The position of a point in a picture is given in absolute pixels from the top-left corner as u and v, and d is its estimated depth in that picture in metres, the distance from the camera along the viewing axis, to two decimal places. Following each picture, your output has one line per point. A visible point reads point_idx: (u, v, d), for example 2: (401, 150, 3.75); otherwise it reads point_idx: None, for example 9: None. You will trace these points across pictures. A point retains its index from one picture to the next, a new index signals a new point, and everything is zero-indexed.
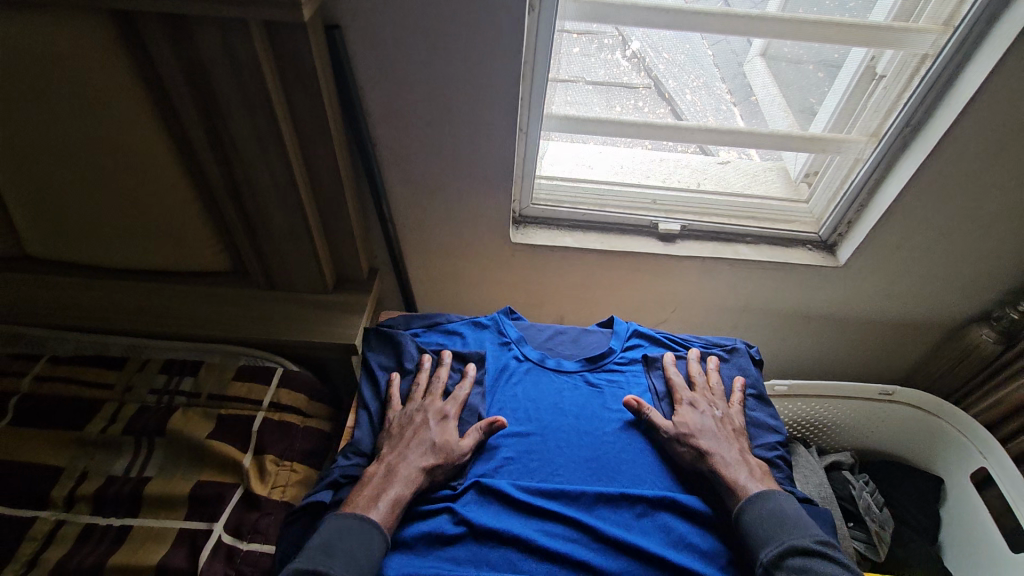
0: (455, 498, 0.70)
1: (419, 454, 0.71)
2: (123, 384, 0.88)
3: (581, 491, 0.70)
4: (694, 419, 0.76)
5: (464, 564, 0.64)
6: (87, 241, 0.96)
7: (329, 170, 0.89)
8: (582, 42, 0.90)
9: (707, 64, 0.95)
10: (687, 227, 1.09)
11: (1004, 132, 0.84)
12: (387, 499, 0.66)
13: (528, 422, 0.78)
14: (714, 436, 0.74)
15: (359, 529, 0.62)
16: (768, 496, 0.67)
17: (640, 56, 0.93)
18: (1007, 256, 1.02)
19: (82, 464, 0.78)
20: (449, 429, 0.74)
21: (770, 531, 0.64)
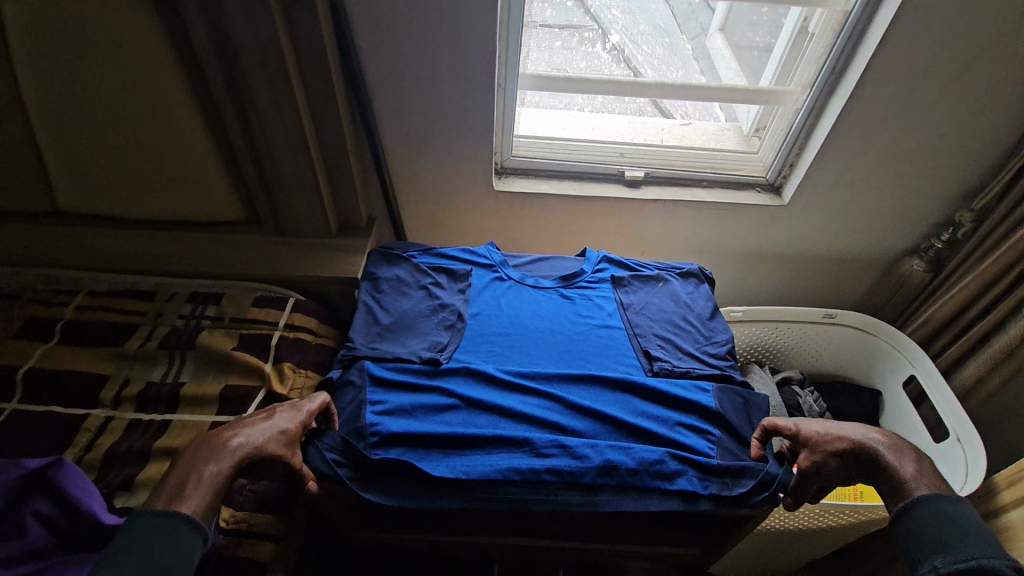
0: (449, 378, 0.83)
1: (257, 440, 0.66)
2: (154, 311, 1.00)
3: (555, 374, 0.84)
4: (816, 433, 0.74)
5: (457, 425, 0.77)
6: (116, 192, 1.07)
7: (333, 122, 1.01)
8: (563, 36, 1.10)
9: (687, 57, 1.15)
10: (651, 173, 1.23)
11: (912, 78, 0.99)
12: (201, 486, 0.60)
13: (510, 325, 0.92)
14: (852, 443, 0.72)
15: (164, 529, 0.56)
16: (944, 492, 0.65)
17: (620, 48, 1.13)
18: (930, 193, 1.17)
19: (125, 372, 0.90)
20: (283, 415, 0.71)
21: (923, 548, 0.62)
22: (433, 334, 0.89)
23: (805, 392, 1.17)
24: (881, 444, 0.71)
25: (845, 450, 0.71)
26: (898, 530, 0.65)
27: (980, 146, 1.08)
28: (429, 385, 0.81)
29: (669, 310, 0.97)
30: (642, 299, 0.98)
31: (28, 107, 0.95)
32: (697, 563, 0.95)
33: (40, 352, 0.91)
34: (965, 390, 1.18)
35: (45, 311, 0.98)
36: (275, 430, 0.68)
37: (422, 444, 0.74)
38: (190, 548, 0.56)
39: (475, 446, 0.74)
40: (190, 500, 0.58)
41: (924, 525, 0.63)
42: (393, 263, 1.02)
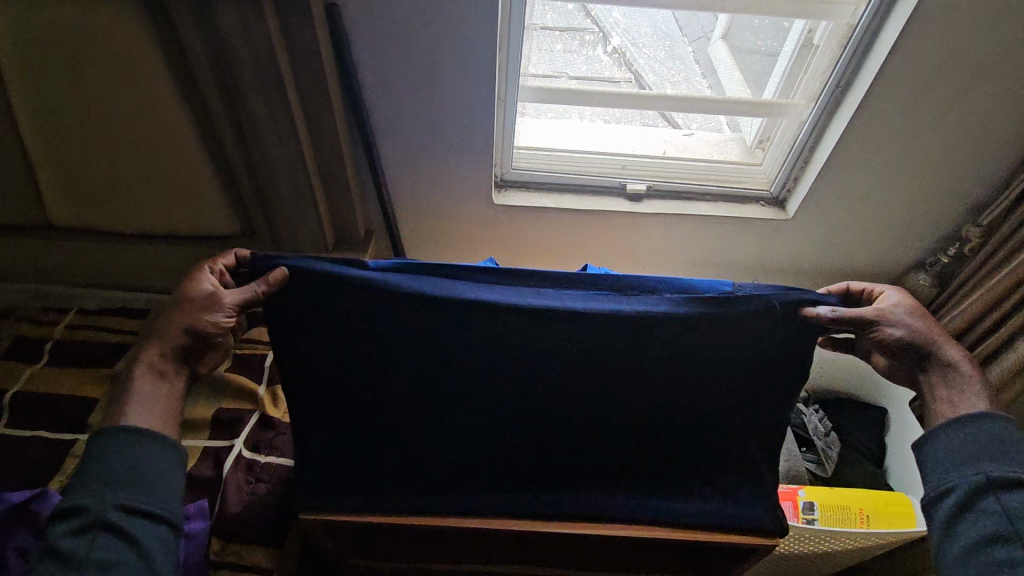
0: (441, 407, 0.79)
1: (169, 340, 0.66)
2: (146, 330, 0.97)
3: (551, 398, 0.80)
4: (894, 313, 0.70)
5: None
6: (109, 207, 1.05)
7: (330, 137, 0.99)
8: (564, 38, 1.07)
9: (689, 61, 1.12)
10: (653, 187, 1.21)
11: (920, 91, 0.97)
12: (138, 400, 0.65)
13: None
14: (926, 340, 0.70)
15: (114, 447, 0.61)
16: (988, 413, 0.67)
17: (621, 51, 1.10)
18: (936, 207, 1.15)
19: (114, 396, 0.88)
20: (201, 291, 0.67)
21: (973, 457, 0.65)
22: None
23: (809, 411, 1.16)
24: (953, 356, 0.70)
25: (912, 343, 0.70)
26: (941, 437, 0.68)
27: (987, 161, 1.06)
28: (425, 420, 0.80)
29: None
30: None
31: (18, 122, 0.93)
32: None
33: (29, 373, 0.89)
34: None
35: (35, 329, 0.96)
36: (199, 313, 0.67)
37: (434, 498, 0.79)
38: (150, 459, 0.62)
39: (482, 488, 0.79)
40: (133, 413, 0.64)
41: (977, 440, 0.66)
42: None
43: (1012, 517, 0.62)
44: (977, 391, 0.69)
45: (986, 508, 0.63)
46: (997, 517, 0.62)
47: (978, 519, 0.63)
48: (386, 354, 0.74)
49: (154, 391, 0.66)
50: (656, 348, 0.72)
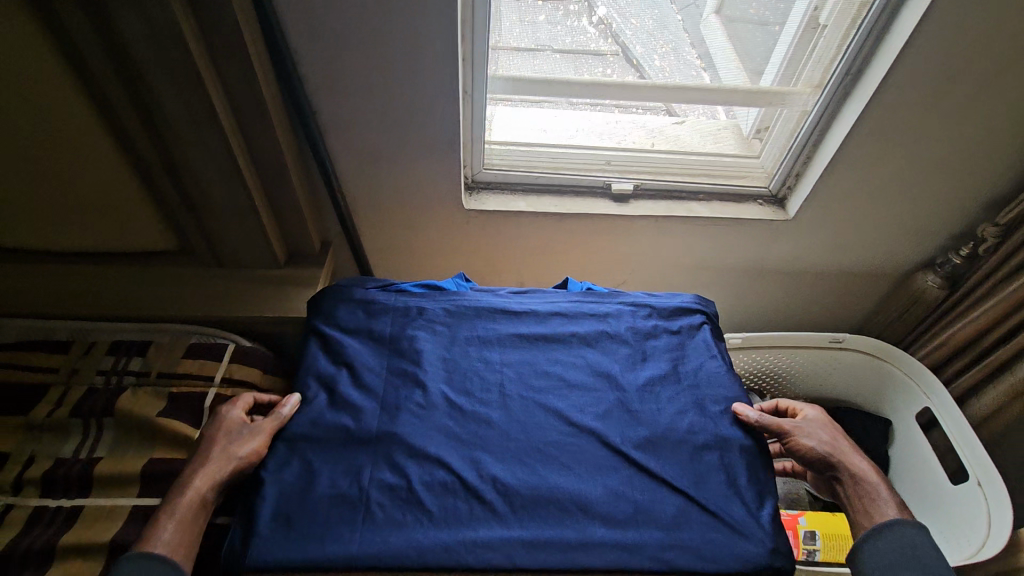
0: (399, 419, 0.74)
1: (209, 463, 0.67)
2: (68, 368, 0.86)
3: (511, 438, 0.74)
4: (802, 426, 0.76)
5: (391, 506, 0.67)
6: (15, 226, 0.91)
7: (270, 143, 0.87)
8: (548, 10, 0.91)
9: (677, 30, 0.94)
10: (640, 186, 1.09)
11: (939, 80, 0.85)
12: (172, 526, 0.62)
13: (480, 377, 0.80)
14: (832, 453, 0.73)
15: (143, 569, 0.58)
16: (901, 522, 0.66)
17: (608, 22, 0.93)
18: (950, 204, 1.05)
19: (29, 448, 0.77)
20: (237, 420, 0.73)
21: (891, 567, 0.63)
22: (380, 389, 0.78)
23: None
24: (858, 467, 0.71)
25: (822, 456, 0.73)
26: (866, 548, 0.66)
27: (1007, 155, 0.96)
28: (377, 443, 0.72)
29: (661, 350, 0.85)
30: (634, 340, 0.86)
31: None
32: None
33: None
34: (980, 420, 1.09)
35: None
36: (244, 439, 0.70)
37: (375, 542, 0.63)
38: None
39: (432, 526, 0.65)
40: (164, 534, 0.61)
41: (897, 549, 0.64)
42: (351, 297, 0.88)
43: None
44: (892, 502, 0.68)
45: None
46: None
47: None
48: (363, 360, 0.81)
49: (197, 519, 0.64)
50: (610, 351, 0.85)
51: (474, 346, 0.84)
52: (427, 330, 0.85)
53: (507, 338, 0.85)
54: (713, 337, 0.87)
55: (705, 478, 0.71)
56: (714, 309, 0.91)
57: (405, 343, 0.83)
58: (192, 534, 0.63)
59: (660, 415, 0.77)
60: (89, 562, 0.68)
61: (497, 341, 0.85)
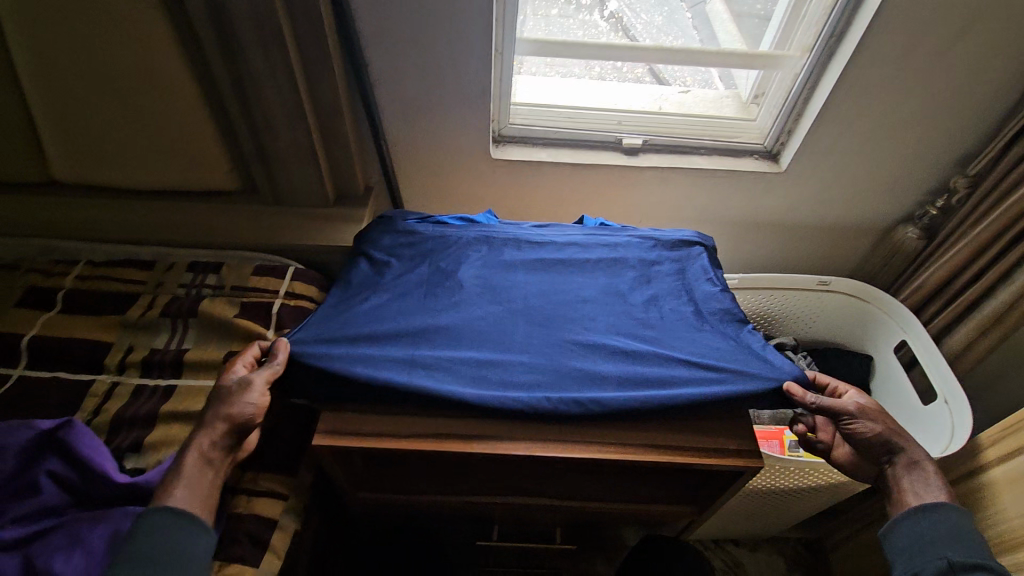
0: (438, 316, 0.87)
1: (215, 417, 0.70)
2: (155, 281, 1.00)
3: (533, 331, 0.86)
4: (864, 410, 0.76)
5: (433, 372, 0.78)
6: (110, 161, 1.07)
7: (330, 91, 1.00)
8: (561, 5, 1.11)
9: (685, 26, 1.14)
10: (649, 141, 1.22)
11: (912, 40, 0.98)
12: (186, 482, 0.65)
13: (506, 288, 0.93)
14: (887, 436, 0.74)
15: (162, 525, 0.60)
16: (951, 504, 0.68)
17: (618, 16, 1.13)
18: (926, 159, 1.17)
19: (128, 340, 0.91)
20: (234, 378, 0.74)
21: (928, 543, 0.66)
22: (422, 295, 0.91)
23: (798, 357, 1.22)
24: (912, 453, 0.74)
25: (876, 440, 0.74)
26: (902, 526, 0.69)
27: (975, 112, 1.08)
28: (420, 330, 0.85)
29: (663, 271, 0.98)
30: (639, 263, 0.99)
31: (22, 79, 0.94)
32: (694, 526, 0.98)
33: (43, 321, 0.92)
34: (954, 356, 1.20)
35: (47, 280, 0.99)
36: (239, 392, 0.72)
37: (420, 395, 0.75)
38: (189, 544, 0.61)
39: (467, 387, 0.77)
40: (177, 491, 0.64)
41: (935, 529, 0.67)
42: (394, 227, 1.03)
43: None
44: (940, 485, 0.70)
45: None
46: None
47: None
48: (405, 276, 0.95)
49: (205, 473, 0.67)
50: (619, 271, 0.98)
51: (503, 265, 0.97)
52: (462, 252, 0.99)
53: (531, 261, 0.99)
54: (711, 262, 1.00)
55: (700, 360, 0.83)
56: (712, 241, 1.04)
57: (442, 262, 0.97)
58: (204, 490, 0.66)
59: (661, 318, 0.90)
60: (185, 427, 0.82)
61: (522, 262, 0.98)
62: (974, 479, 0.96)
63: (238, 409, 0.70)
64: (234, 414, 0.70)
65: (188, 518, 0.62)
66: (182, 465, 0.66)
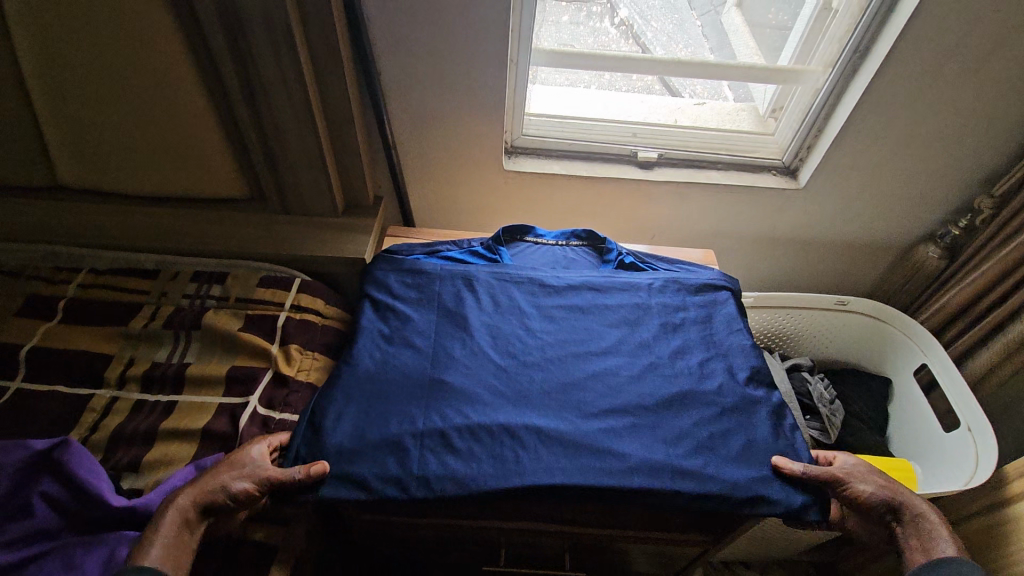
0: (447, 377, 0.80)
1: (220, 484, 0.66)
2: (158, 291, 0.98)
3: (551, 401, 0.78)
4: (852, 473, 0.72)
5: (444, 456, 0.71)
6: (116, 166, 1.05)
7: (341, 99, 0.98)
8: (571, 11, 1.07)
9: (697, 34, 1.12)
10: (664, 155, 1.20)
11: (941, 57, 0.95)
12: (163, 541, 0.61)
13: (522, 344, 0.86)
14: (885, 495, 0.71)
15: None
16: (960, 557, 0.64)
17: (628, 24, 1.10)
18: (950, 179, 1.14)
19: (129, 352, 0.89)
20: (253, 455, 0.70)
21: None
22: (430, 349, 0.84)
23: (815, 379, 1.18)
24: (910, 505, 0.70)
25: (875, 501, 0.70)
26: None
27: (1004, 131, 1.05)
28: (428, 397, 0.77)
29: (693, 326, 0.90)
30: (666, 315, 0.91)
31: (27, 82, 0.92)
32: (707, 555, 0.94)
33: (43, 331, 0.90)
34: (976, 380, 1.17)
35: (48, 288, 0.97)
36: (244, 475, 0.67)
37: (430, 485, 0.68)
38: None
39: (483, 467, 0.70)
40: (151, 551, 0.60)
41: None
42: (398, 261, 0.95)
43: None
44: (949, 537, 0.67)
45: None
46: None
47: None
48: (410, 323, 0.87)
49: (181, 542, 0.62)
50: (643, 322, 0.90)
51: (517, 312, 0.90)
52: (472, 294, 0.91)
53: (547, 307, 0.91)
54: (737, 311, 0.93)
55: (729, 437, 0.75)
56: (737, 286, 0.97)
57: (451, 307, 0.89)
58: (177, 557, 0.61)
59: (691, 382, 0.82)
60: (184, 446, 0.79)
61: (537, 309, 0.91)
62: (1000, 512, 0.93)
63: (234, 492, 0.66)
64: (228, 495, 0.65)
65: None
66: (161, 520, 0.62)
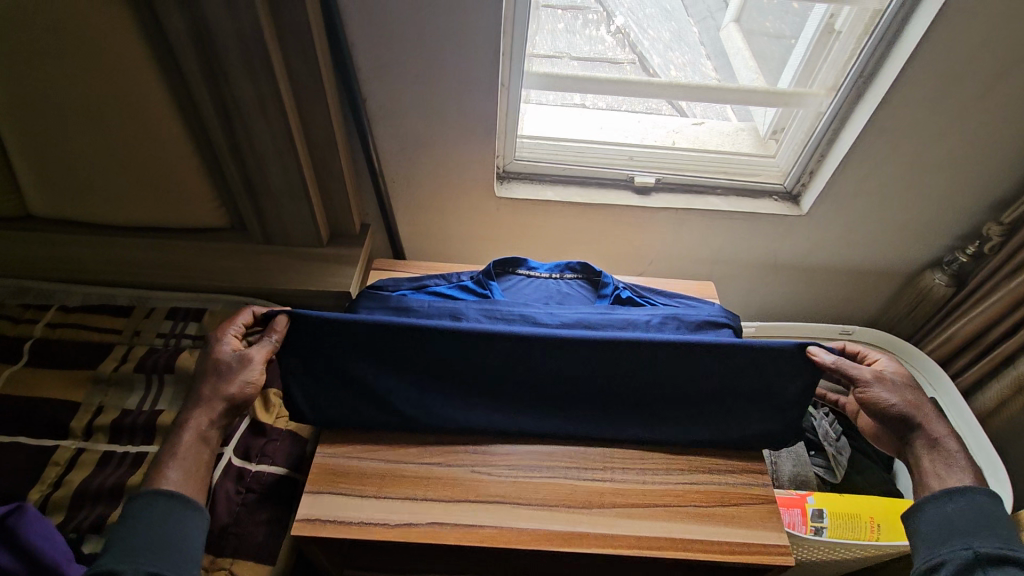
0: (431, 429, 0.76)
1: (213, 392, 0.69)
2: (131, 329, 0.93)
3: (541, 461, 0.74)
4: (884, 381, 0.72)
5: (421, 526, 0.67)
6: (89, 196, 1.00)
7: (323, 127, 0.94)
8: (567, 18, 1.01)
9: (694, 43, 1.06)
10: (662, 180, 1.15)
11: (951, 82, 0.91)
12: (180, 460, 0.65)
13: None
14: (912, 411, 0.70)
15: (148, 506, 0.61)
16: (978, 488, 0.65)
17: (625, 32, 1.03)
18: (958, 204, 1.10)
19: (97, 399, 0.84)
20: (223, 355, 0.71)
21: (959, 530, 0.63)
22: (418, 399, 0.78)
23: (819, 415, 1.14)
24: (933, 436, 0.69)
25: (898, 412, 0.70)
26: (927, 507, 0.66)
27: (1013, 155, 1.01)
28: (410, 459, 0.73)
29: None
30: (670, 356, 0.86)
31: None
32: None
33: (7, 375, 0.85)
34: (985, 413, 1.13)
35: (15, 328, 0.92)
36: (225, 378, 0.69)
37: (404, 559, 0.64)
38: (171, 524, 0.60)
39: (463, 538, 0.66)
40: (169, 473, 0.64)
41: (971, 513, 0.63)
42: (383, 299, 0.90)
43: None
44: (966, 466, 0.67)
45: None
46: None
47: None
48: None
49: (200, 454, 0.67)
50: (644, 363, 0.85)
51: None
52: (461, 332, 0.86)
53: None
54: None
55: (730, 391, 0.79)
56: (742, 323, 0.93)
57: None
58: (199, 469, 0.66)
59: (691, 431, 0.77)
60: None
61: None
62: None
63: (225, 394, 0.69)
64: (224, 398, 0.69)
65: (179, 497, 0.62)
66: (178, 443, 0.66)
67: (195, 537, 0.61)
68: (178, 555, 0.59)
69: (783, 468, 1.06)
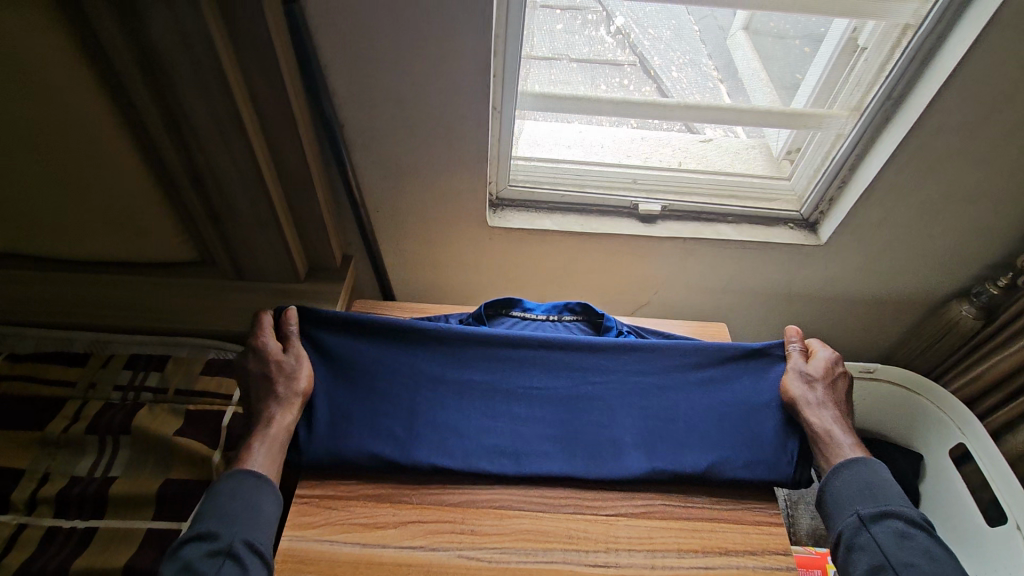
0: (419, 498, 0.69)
1: (276, 385, 0.72)
2: (86, 382, 0.84)
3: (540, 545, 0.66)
4: (794, 370, 0.78)
5: None
6: (40, 232, 0.90)
7: (296, 155, 0.85)
8: (566, 18, 0.87)
9: (693, 41, 0.92)
10: (668, 207, 1.07)
11: (990, 104, 0.82)
12: (264, 448, 0.67)
13: (512, 434, 0.75)
14: (810, 395, 0.75)
15: (240, 483, 0.64)
16: (854, 464, 0.69)
17: (626, 32, 0.89)
18: (990, 231, 1.01)
19: (43, 465, 0.75)
20: (272, 351, 0.74)
21: (851, 498, 0.67)
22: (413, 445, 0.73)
23: None
24: (817, 425, 0.73)
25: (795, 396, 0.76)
26: (830, 481, 0.70)
27: None
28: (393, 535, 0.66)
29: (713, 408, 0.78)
30: (685, 394, 0.79)
31: None
32: None
33: None
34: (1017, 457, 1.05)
35: None
36: (281, 370, 0.73)
37: None
38: (262, 498, 0.64)
39: None
40: (258, 458, 0.66)
41: (857, 480, 0.68)
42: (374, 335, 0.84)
43: (889, 550, 0.62)
44: (851, 447, 0.71)
45: (862, 546, 0.64)
46: (876, 552, 0.63)
47: (861, 562, 0.63)
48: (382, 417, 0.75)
49: (280, 441, 0.69)
50: (654, 403, 0.78)
51: (504, 372, 0.80)
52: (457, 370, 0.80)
53: (535, 363, 0.81)
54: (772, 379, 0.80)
55: (725, 430, 0.76)
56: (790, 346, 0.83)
57: (433, 391, 0.78)
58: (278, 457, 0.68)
59: (699, 480, 0.73)
60: None
61: (529, 369, 0.80)
62: None
63: (287, 383, 0.72)
64: (287, 387, 0.72)
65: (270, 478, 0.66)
66: (260, 433, 0.68)
67: (269, 511, 0.64)
68: (258, 525, 0.62)
69: (800, 521, 0.99)
